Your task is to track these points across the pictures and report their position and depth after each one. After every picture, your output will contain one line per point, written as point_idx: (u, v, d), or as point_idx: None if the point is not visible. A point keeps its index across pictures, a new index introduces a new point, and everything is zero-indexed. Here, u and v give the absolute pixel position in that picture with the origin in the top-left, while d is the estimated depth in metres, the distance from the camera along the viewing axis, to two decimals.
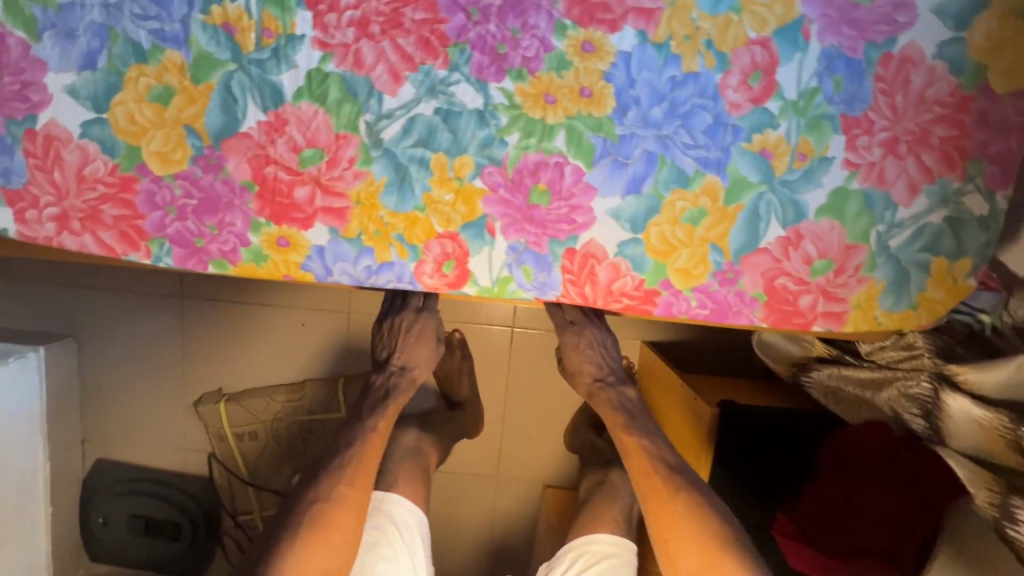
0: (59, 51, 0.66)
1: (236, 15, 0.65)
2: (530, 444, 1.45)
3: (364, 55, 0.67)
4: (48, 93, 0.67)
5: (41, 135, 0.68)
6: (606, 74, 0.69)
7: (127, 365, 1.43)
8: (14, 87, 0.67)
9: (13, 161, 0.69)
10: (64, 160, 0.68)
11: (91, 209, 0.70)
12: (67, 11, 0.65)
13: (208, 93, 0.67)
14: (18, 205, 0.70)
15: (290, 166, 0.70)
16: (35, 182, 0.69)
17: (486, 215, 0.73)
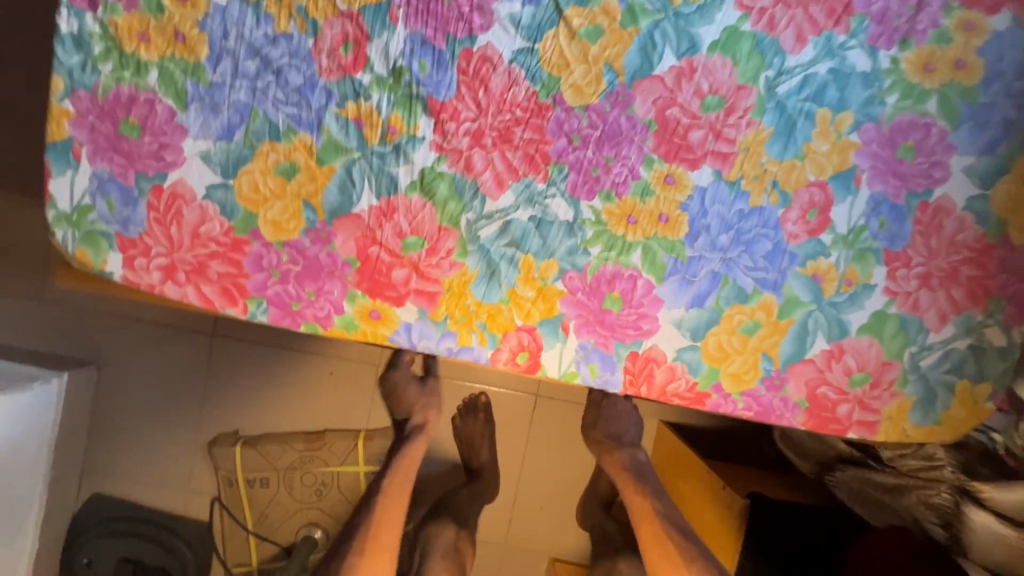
0: (201, 121, 0.73)
1: (367, 112, 0.75)
2: (541, 514, 1.45)
3: (474, 161, 0.77)
4: (182, 157, 0.73)
5: (167, 192, 0.74)
6: (682, 205, 0.78)
7: (142, 398, 1.38)
8: (153, 147, 0.73)
9: (135, 212, 0.74)
10: (183, 218, 0.75)
11: (199, 264, 0.76)
12: (217, 88, 0.73)
13: (330, 173, 0.76)
14: (129, 251, 0.75)
15: (393, 249, 0.79)
16: (151, 234, 0.75)
17: (562, 313, 0.80)
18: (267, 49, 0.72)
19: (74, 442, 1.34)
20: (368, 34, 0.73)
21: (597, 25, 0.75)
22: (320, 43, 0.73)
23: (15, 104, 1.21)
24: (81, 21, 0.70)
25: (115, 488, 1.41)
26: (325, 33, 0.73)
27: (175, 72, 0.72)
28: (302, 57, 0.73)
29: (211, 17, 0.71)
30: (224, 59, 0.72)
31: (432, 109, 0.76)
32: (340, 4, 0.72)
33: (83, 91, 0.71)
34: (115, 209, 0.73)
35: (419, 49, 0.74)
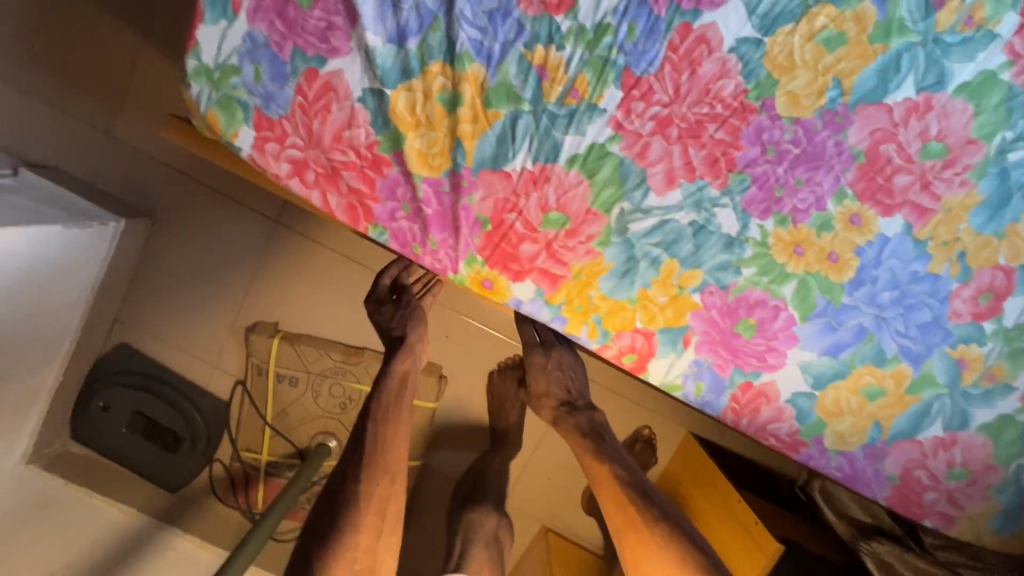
0: (378, 12, 0.64)
1: (555, 64, 0.65)
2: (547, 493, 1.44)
3: (651, 150, 0.68)
4: (348, 45, 0.65)
5: (321, 80, 0.66)
6: (858, 248, 0.71)
7: (187, 265, 1.31)
8: (320, 23, 0.64)
9: (281, 91, 0.66)
10: (329, 114, 0.67)
11: (332, 169, 0.69)
12: None
13: (493, 120, 0.67)
14: (264, 130, 0.67)
15: (531, 222, 0.70)
16: (291, 120, 0.67)
17: (688, 326, 0.74)
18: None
19: (114, 289, 1.28)
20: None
21: (842, 31, 0.65)
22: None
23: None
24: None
25: (142, 344, 1.36)
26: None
27: None
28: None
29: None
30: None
31: (625, 82, 0.66)
32: None
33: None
34: (261, 80, 0.65)
35: (634, 9, 0.64)
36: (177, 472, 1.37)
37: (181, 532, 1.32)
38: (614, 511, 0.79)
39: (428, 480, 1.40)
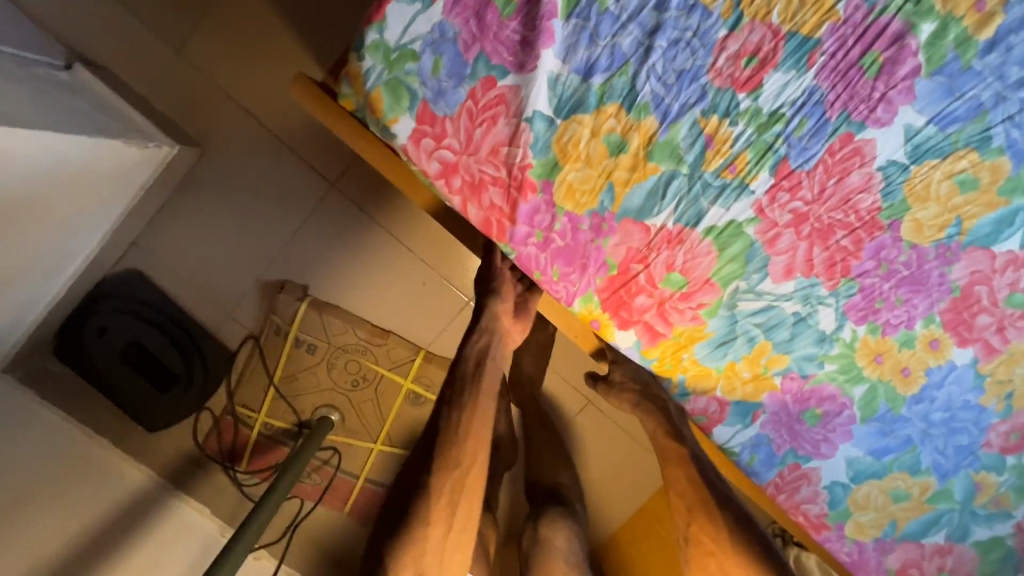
0: (572, 42, 0.63)
1: (723, 137, 0.67)
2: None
3: (781, 240, 0.71)
4: (534, 66, 0.63)
5: (495, 93, 0.64)
6: (928, 369, 0.77)
7: (227, 205, 1.23)
8: (513, 37, 0.63)
9: (454, 91, 0.64)
10: (493, 127, 0.66)
11: (479, 181, 0.68)
12: (608, 20, 0.62)
13: (650, 173, 0.68)
14: (425, 128, 0.65)
15: (655, 277, 0.72)
16: (455, 122, 0.65)
17: (760, 403, 0.80)
18: (679, 12, 0.63)
19: (143, 212, 1.19)
20: (777, 62, 0.65)
21: (978, 176, 0.70)
22: (729, 42, 0.64)
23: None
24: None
25: (155, 275, 1.26)
26: (740, 35, 0.64)
27: None
28: (702, 44, 0.64)
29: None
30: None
31: (780, 171, 0.69)
32: (775, 16, 0.63)
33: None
34: (437, 75, 0.63)
35: (809, 105, 0.67)
36: (161, 413, 1.28)
37: (184, 496, 1.28)
38: (684, 493, 0.71)
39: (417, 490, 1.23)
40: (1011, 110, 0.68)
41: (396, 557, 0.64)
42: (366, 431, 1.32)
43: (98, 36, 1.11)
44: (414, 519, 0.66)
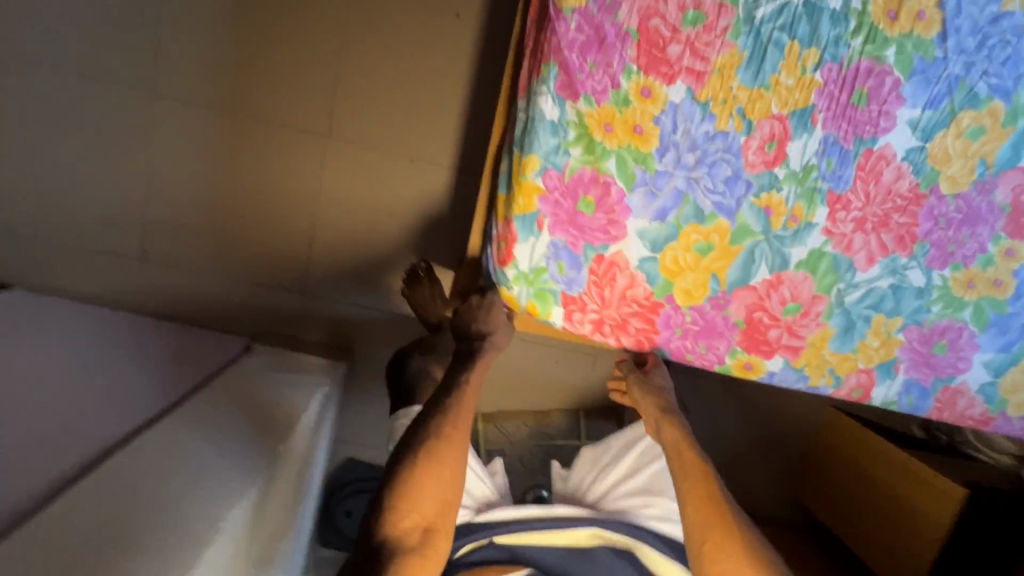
0: (643, 204, 0.84)
1: (778, 202, 0.87)
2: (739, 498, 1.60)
3: (854, 243, 0.90)
4: (624, 232, 0.85)
5: (606, 260, 0.86)
6: (1015, 272, 0.93)
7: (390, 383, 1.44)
8: (602, 221, 0.84)
9: (580, 274, 0.87)
10: (616, 282, 0.88)
11: (622, 319, 0.90)
12: (660, 176, 0.84)
13: (737, 253, 0.88)
14: (570, 307, 0.89)
15: (774, 314, 0.92)
16: (589, 292, 0.88)
17: (897, 357, 0.97)
18: (705, 143, 0.83)
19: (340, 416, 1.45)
20: (790, 136, 0.84)
21: (982, 124, 0.86)
22: (750, 141, 0.84)
23: (307, 107, 1.29)
24: (563, 112, 0.80)
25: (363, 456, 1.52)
26: (755, 132, 0.84)
27: (629, 159, 0.83)
28: (732, 153, 0.84)
29: (665, 114, 0.82)
30: (670, 150, 0.83)
31: (830, 200, 0.87)
32: (774, 107, 0.83)
33: (554, 171, 0.82)
34: (564, 272, 0.86)
35: (829, 148, 0.85)
36: None
37: None
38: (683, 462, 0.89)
39: None
40: (983, 68, 0.84)
41: (404, 488, 0.78)
42: None
43: (259, 308, 1.41)
44: (426, 455, 0.80)
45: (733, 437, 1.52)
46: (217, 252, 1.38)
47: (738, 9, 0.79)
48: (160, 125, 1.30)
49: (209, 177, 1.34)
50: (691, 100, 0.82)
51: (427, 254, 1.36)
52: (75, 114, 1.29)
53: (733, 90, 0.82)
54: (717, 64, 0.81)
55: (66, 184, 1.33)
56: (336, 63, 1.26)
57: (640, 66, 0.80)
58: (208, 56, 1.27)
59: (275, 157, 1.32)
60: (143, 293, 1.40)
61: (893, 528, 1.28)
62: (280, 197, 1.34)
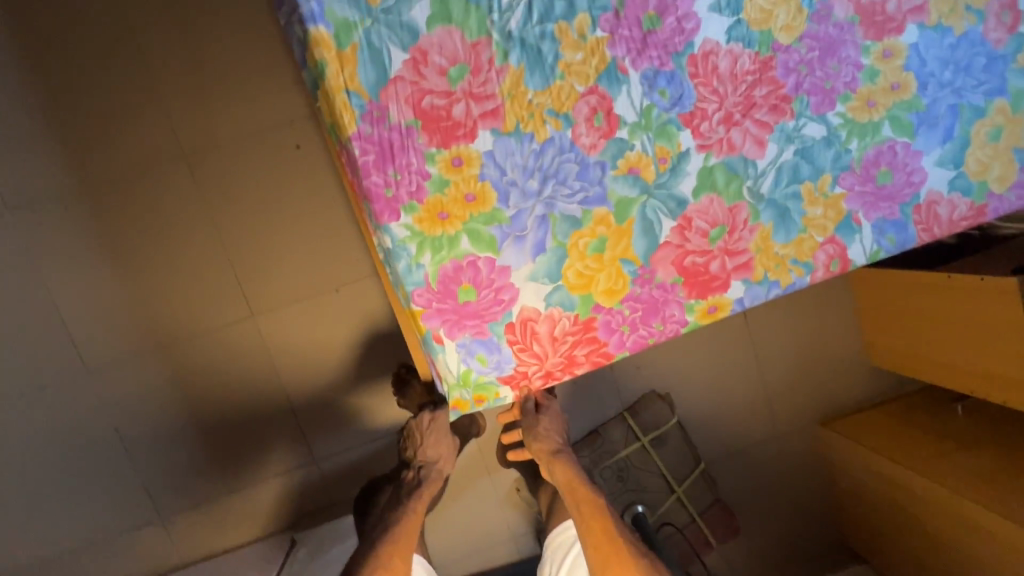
0: (518, 250, 0.82)
1: (637, 158, 0.83)
2: (785, 385, 1.66)
3: (735, 140, 0.85)
4: (515, 289, 0.84)
5: (518, 323, 0.85)
6: (905, 66, 0.86)
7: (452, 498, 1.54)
8: (491, 297, 0.83)
9: (502, 354, 0.86)
10: (539, 333, 0.86)
11: (567, 358, 0.89)
12: (516, 219, 0.81)
13: (631, 225, 0.85)
14: (514, 382, 0.88)
15: (703, 249, 0.88)
16: (522, 360, 0.87)
17: (850, 211, 0.90)
18: (539, 162, 0.81)
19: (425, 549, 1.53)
20: (611, 98, 0.81)
21: None
22: (578, 129, 0.81)
23: (244, 299, 1.40)
24: (395, 234, 0.79)
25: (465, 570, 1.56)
26: (577, 118, 0.81)
27: (479, 226, 0.81)
28: (569, 150, 0.81)
29: (486, 166, 0.79)
30: (512, 191, 0.81)
31: (685, 122, 0.83)
32: (579, 87, 0.80)
33: (419, 288, 0.81)
34: (488, 361, 0.86)
35: (653, 82, 0.82)
36: None
37: None
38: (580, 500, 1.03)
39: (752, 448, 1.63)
40: None
41: None
42: (664, 492, 1.53)
43: (301, 490, 1.47)
44: None
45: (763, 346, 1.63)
46: (241, 463, 1.45)
47: (492, 34, 0.77)
48: (138, 386, 1.41)
49: (200, 403, 1.42)
50: (502, 138, 0.79)
51: (408, 358, 1.43)
52: (70, 418, 1.41)
53: (533, 100, 0.79)
54: (504, 92, 0.79)
55: (92, 481, 1.43)
56: (247, 250, 1.39)
57: (438, 144, 0.78)
58: (145, 308, 1.39)
59: (243, 354, 1.42)
60: (195, 540, 1.46)
61: (977, 346, 1.31)
62: (266, 384, 1.43)
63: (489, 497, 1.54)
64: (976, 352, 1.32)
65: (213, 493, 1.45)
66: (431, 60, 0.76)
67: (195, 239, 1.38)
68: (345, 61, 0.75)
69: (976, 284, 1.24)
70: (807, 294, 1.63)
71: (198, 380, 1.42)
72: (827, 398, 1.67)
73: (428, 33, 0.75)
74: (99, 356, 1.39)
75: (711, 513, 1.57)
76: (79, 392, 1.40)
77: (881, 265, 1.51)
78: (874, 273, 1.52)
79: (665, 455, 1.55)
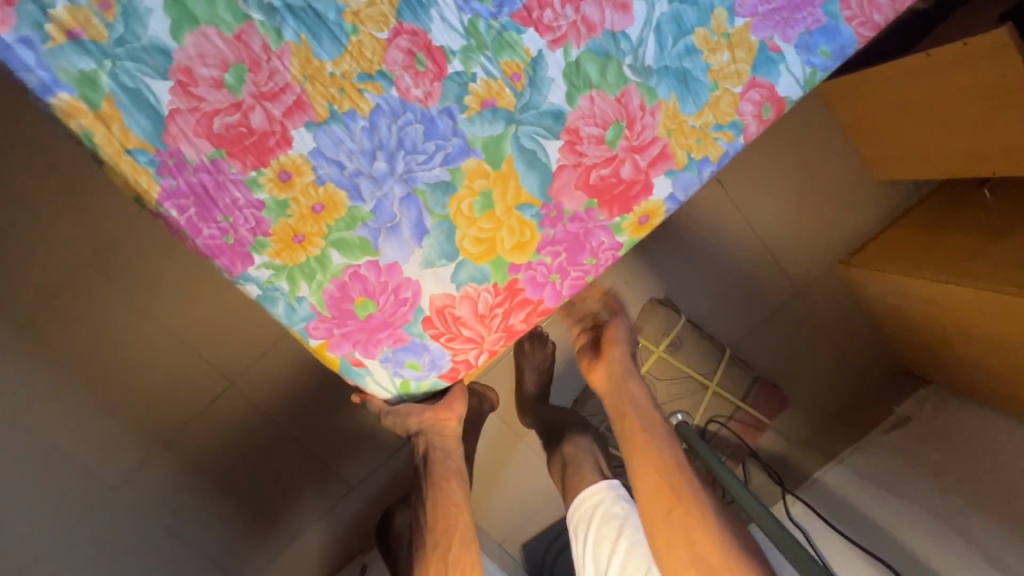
0: (398, 243, 0.72)
1: (486, 87, 0.69)
2: (791, 237, 1.51)
3: (591, 16, 0.69)
4: (414, 282, 0.73)
5: (434, 315, 0.75)
6: None
7: (496, 474, 1.53)
8: (389, 300, 0.73)
9: (432, 351, 0.77)
10: (461, 317, 0.76)
11: (506, 329, 0.78)
12: (380, 210, 0.71)
13: (513, 166, 0.72)
14: (460, 374, 0.80)
15: (605, 157, 0.73)
16: (456, 351, 0.78)
17: (763, 40, 0.73)
18: (375, 138, 0.68)
19: (489, 527, 1.55)
20: (424, 30, 0.66)
21: None
22: (401, 82, 0.67)
23: (208, 369, 1.28)
24: (258, 278, 0.70)
25: (532, 533, 1.58)
26: (395, 69, 0.67)
27: (344, 234, 0.71)
28: (403, 111, 0.68)
29: (320, 167, 0.68)
30: (360, 181, 0.69)
31: (523, 20, 0.68)
32: (380, 33, 0.66)
33: (312, 320, 0.73)
34: (420, 365, 0.77)
35: None
36: None
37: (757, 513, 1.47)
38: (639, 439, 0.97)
39: (774, 317, 1.55)
40: None
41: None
42: (698, 392, 1.47)
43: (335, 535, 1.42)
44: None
45: (754, 210, 1.48)
46: (287, 520, 1.39)
47: (256, 18, 0.63)
48: (143, 497, 1.28)
49: (220, 485, 1.33)
50: (321, 130, 0.67)
51: None
52: None
53: (335, 73, 0.66)
54: (298, 76, 0.66)
55: None
56: (188, 323, 1.25)
57: (255, 165, 0.67)
58: (103, 422, 1.25)
59: (241, 421, 1.32)
60: None
61: (975, 121, 1.13)
62: (273, 440, 1.35)
63: (531, 459, 1.54)
64: (982, 128, 1.13)
65: (269, 558, 1.39)
66: (199, 75, 0.64)
67: (129, 330, 1.23)
68: (109, 120, 0.64)
69: (959, 50, 1.06)
70: (781, 138, 1.46)
71: (204, 465, 1.32)
72: (841, 234, 1.52)
73: (180, 46, 0.63)
74: (77, 491, 1.23)
75: (753, 395, 1.50)
76: (75, 536, 1.23)
77: (853, 72, 1.31)
78: (851, 83, 1.32)
79: (687, 357, 1.47)
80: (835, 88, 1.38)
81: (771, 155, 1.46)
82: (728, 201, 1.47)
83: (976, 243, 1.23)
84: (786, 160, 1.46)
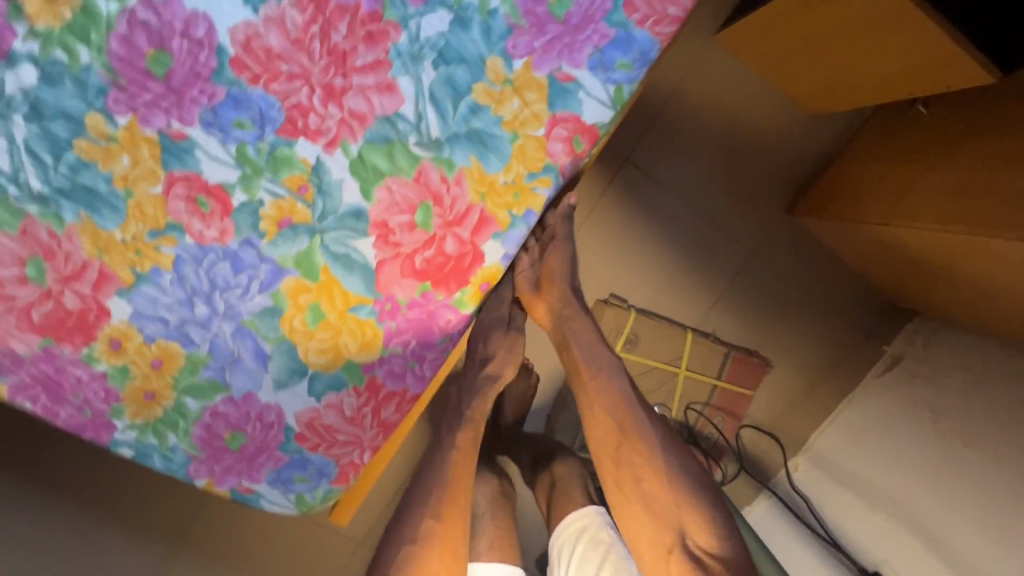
0: (244, 374, 0.73)
1: (276, 208, 0.68)
2: (730, 198, 1.41)
3: (358, 108, 0.65)
4: (274, 406, 0.74)
5: (305, 430, 0.76)
6: None
7: None
8: (254, 428, 0.75)
9: (316, 462, 0.78)
10: (332, 425, 0.76)
11: (381, 424, 0.78)
12: (216, 350, 0.71)
13: (331, 274, 0.70)
14: (352, 474, 0.81)
15: (423, 238, 0.71)
16: (340, 456, 0.78)
17: (551, 75, 0.67)
18: (188, 286, 0.69)
19: None
20: (196, 173, 0.65)
21: None
22: (192, 228, 0.67)
23: None
24: (126, 440, 0.73)
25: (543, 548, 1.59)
26: (182, 218, 0.67)
27: (191, 381, 0.72)
28: (204, 254, 0.68)
29: (145, 327, 0.70)
30: (189, 329, 0.70)
31: (291, 133, 0.66)
32: (156, 187, 0.65)
33: (191, 464, 0.75)
34: (308, 476, 0.78)
35: (222, 121, 0.64)
36: None
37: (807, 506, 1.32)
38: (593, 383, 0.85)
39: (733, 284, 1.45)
40: None
41: None
42: (670, 379, 1.41)
43: None
44: None
45: (682, 182, 1.39)
46: None
47: (34, 210, 0.64)
48: None
49: None
50: (133, 293, 0.68)
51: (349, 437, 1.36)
52: None
53: (127, 238, 0.67)
54: (94, 251, 0.67)
55: None
56: None
57: (85, 342, 0.69)
58: None
59: None
60: None
61: (876, 46, 1.01)
62: None
63: None
64: (884, 53, 1.01)
65: None
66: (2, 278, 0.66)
67: None
68: None
69: None
70: (693, 99, 1.35)
71: None
72: (783, 180, 1.41)
73: None
74: None
75: (728, 369, 1.44)
76: None
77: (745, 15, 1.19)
78: (745, 28, 1.20)
79: (648, 348, 1.41)
80: (733, 35, 1.26)
81: (684, 122, 1.36)
82: (652, 180, 1.38)
83: (909, 173, 1.11)
84: (702, 124, 1.36)
